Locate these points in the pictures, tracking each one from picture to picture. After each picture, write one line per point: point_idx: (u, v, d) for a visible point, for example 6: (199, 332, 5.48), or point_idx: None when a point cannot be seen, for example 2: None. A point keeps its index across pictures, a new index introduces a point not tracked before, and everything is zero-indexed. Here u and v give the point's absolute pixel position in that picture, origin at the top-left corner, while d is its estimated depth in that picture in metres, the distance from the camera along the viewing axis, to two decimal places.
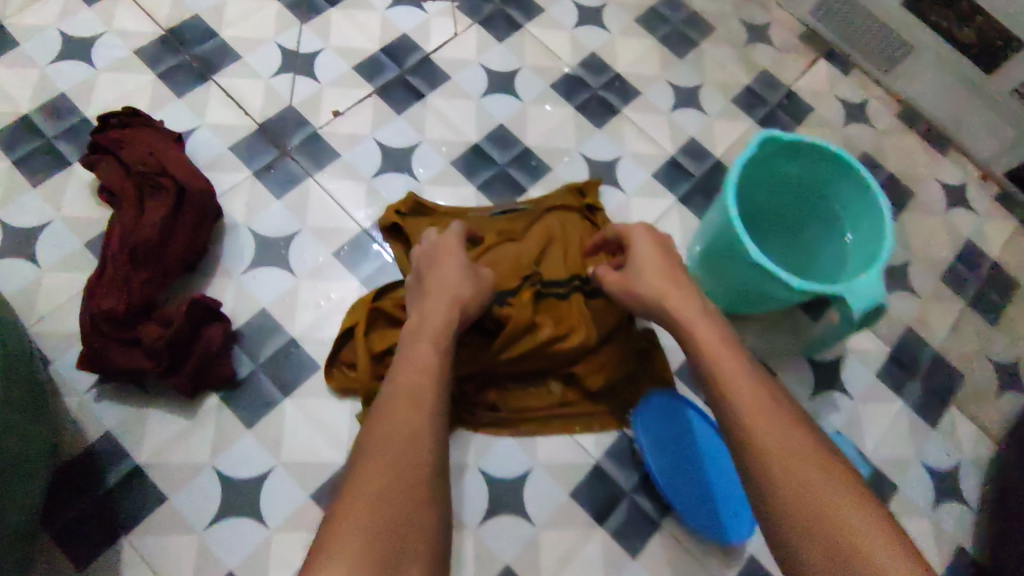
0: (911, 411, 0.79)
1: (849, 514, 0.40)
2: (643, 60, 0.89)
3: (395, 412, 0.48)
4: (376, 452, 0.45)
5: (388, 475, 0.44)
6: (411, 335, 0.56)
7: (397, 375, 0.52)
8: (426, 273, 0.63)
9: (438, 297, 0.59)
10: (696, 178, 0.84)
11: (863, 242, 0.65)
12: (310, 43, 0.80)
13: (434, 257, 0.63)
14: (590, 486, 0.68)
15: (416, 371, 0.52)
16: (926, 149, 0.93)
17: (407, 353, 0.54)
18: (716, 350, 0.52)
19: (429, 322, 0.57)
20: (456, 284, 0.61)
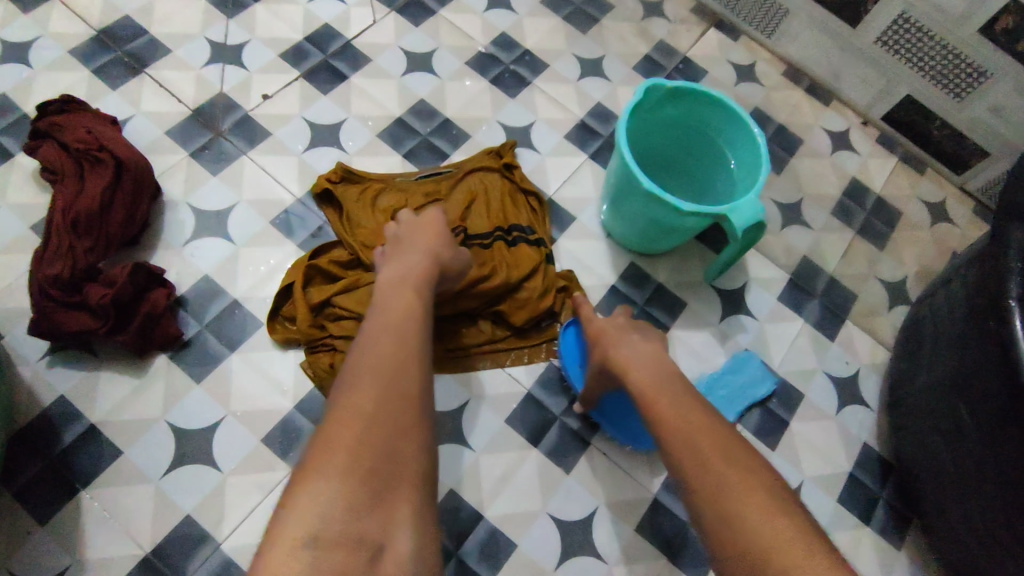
0: (811, 328, 0.86)
1: (755, 521, 0.44)
2: (550, 37, 0.98)
3: (381, 348, 0.51)
4: (362, 385, 0.48)
5: (376, 406, 0.46)
6: (394, 284, 0.59)
7: (382, 317, 0.55)
8: (405, 241, 0.66)
9: (417, 252, 0.64)
10: (604, 137, 0.92)
11: (745, 171, 0.74)
12: (237, 36, 0.86)
13: (416, 224, 0.68)
14: (524, 412, 0.73)
15: (398, 313, 0.55)
16: (811, 102, 1.04)
17: (391, 298, 0.57)
18: (647, 380, 0.57)
19: (408, 273, 0.61)
20: (432, 244, 0.66)
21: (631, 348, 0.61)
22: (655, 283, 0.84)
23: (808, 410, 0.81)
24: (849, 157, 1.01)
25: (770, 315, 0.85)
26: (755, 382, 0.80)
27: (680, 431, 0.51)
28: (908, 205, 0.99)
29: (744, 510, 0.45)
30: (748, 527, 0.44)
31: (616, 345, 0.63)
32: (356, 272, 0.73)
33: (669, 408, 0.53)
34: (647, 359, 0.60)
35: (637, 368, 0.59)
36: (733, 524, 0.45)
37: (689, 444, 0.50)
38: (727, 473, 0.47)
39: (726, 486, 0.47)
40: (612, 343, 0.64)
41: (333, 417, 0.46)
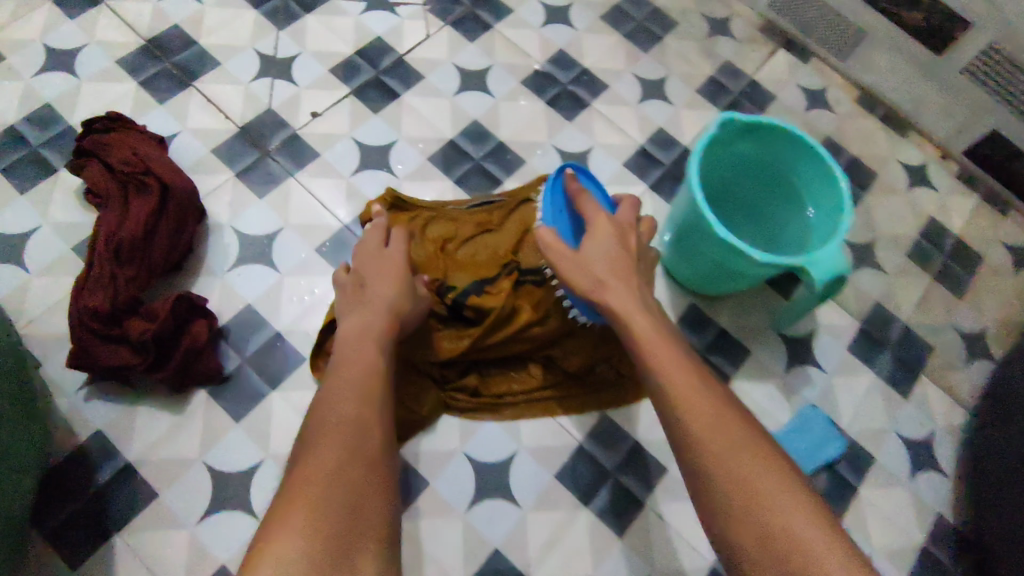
0: (882, 384, 0.81)
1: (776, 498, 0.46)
2: (610, 56, 0.92)
3: (338, 409, 0.52)
4: (322, 444, 0.49)
5: (333, 465, 0.48)
6: (354, 338, 0.58)
7: (345, 374, 0.55)
8: (366, 277, 0.64)
9: (370, 301, 0.62)
10: (665, 166, 0.86)
11: (824, 217, 0.68)
12: (287, 48, 0.83)
13: (372, 257, 0.66)
14: (575, 467, 0.69)
15: (359, 367, 0.56)
16: (886, 132, 0.97)
17: (353, 351, 0.58)
18: (657, 352, 0.55)
19: (376, 320, 0.61)
20: (389, 289, 0.63)
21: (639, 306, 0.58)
22: (716, 329, 0.79)
23: (876, 474, 0.76)
24: (925, 194, 0.94)
25: (839, 368, 0.80)
26: (824, 441, 0.75)
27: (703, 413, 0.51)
28: (990, 248, 0.92)
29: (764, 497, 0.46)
30: (768, 517, 0.46)
31: (603, 270, 0.60)
32: None
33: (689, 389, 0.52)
34: (635, 304, 0.57)
35: (640, 319, 0.56)
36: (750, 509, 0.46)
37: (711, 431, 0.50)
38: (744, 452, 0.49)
39: (747, 472, 0.48)
40: (595, 261, 0.60)
41: (294, 478, 0.47)
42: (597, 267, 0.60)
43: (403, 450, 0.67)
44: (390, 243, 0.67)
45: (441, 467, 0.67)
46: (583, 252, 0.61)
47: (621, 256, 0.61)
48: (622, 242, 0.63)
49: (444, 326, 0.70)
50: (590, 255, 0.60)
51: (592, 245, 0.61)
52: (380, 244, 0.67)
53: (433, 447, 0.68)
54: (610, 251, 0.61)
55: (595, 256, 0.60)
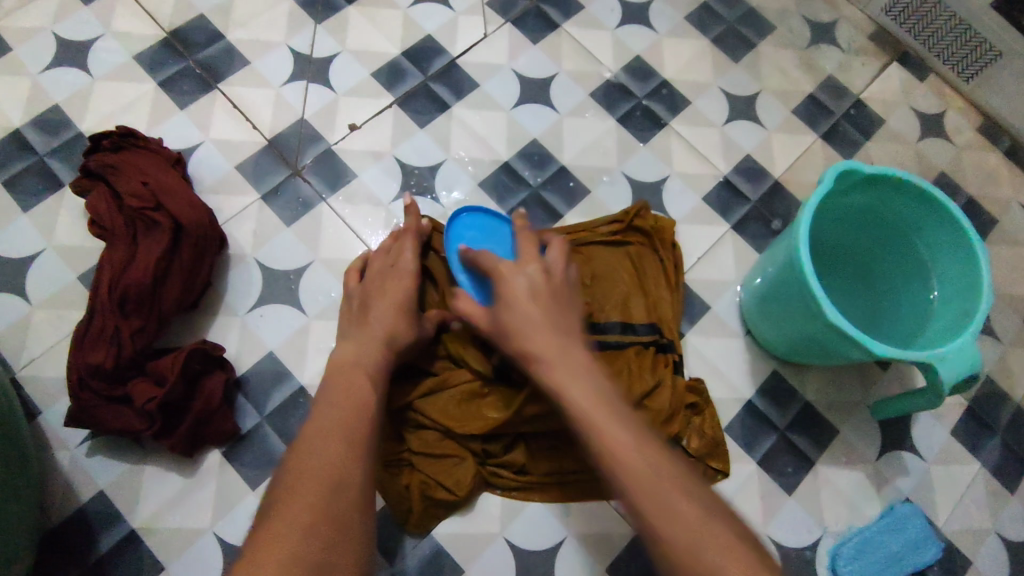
0: (989, 476, 0.68)
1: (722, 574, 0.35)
2: (694, 65, 0.79)
3: (319, 447, 0.44)
4: (298, 486, 0.42)
5: (317, 510, 0.41)
6: (343, 373, 0.51)
7: (321, 409, 0.48)
8: (370, 297, 0.57)
9: (374, 329, 0.55)
10: (753, 203, 0.74)
11: (950, 292, 0.59)
12: (325, 46, 0.72)
13: (383, 281, 0.58)
14: (630, 560, 0.61)
15: (345, 403, 0.48)
16: (1011, 167, 0.80)
17: (342, 381, 0.50)
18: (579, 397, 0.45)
19: (363, 356, 0.53)
20: (386, 322, 0.55)
21: (581, 381, 0.46)
22: (800, 402, 0.68)
23: None
24: None
25: (940, 455, 0.68)
26: (916, 543, 0.65)
27: (610, 431, 0.42)
28: None
29: (689, 520, 0.38)
30: (696, 544, 0.37)
31: (528, 337, 0.49)
32: (442, 363, 0.60)
33: (600, 412, 0.43)
34: (569, 370, 0.47)
35: (573, 382, 0.46)
36: (653, 527, 0.38)
37: (624, 450, 0.41)
38: (685, 515, 0.38)
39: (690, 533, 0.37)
40: (520, 326, 0.50)
41: (258, 536, 0.39)
42: (516, 334, 0.50)
43: (434, 532, 0.59)
44: (406, 259, 0.60)
45: (481, 552, 0.59)
46: (501, 314, 0.51)
47: (554, 319, 0.50)
48: (550, 300, 0.51)
49: (489, 391, 0.59)
50: (506, 316, 0.51)
51: (507, 308, 0.51)
52: (398, 259, 0.60)
53: (471, 531, 0.60)
54: (531, 308, 0.50)
55: (521, 313, 0.50)
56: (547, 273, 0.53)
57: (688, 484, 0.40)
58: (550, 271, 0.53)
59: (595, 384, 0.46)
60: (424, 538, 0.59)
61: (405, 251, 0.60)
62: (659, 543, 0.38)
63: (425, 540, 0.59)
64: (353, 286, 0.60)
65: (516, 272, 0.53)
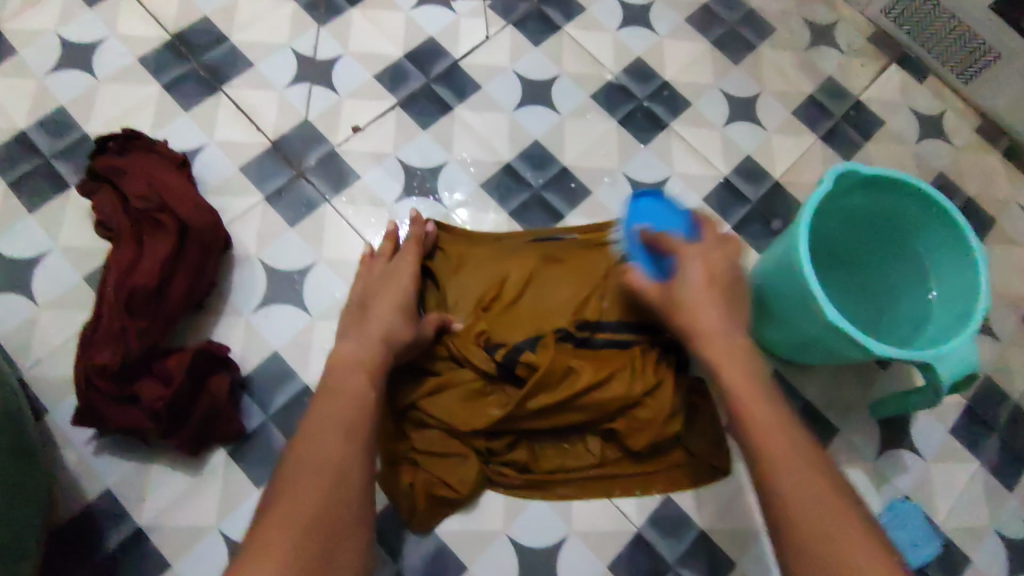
0: (987, 473, 0.69)
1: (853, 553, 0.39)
2: (694, 66, 0.80)
3: (320, 442, 0.45)
4: (297, 479, 0.43)
5: (309, 507, 0.42)
6: (343, 370, 0.51)
7: (324, 403, 0.48)
8: (372, 296, 0.58)
9: (375, 329, 0.55)
10: (753, 203, 0.75)
11: (948, 293, 0.59)
12: (328, 49, 0.73)
13: (385, 283, 0.59)
14: (631, 557, 0.61)
15: (346, 398, 0.49)
16: (1009, 168, 0.81)
17: (342, 376, 0.51)
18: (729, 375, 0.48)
19: (366, 355, 0.53)
20: (388, 322, 0.56)
21: (739, 362, 0.49)
22: (800, 401, 0.69)
23: None
24: None
25: (939, 453, 0.69)
26: (914, 541, 0.66)
27: (762, 418, 0.46)
28: None
29: (809, 500, 0.41)
30: (823, 525, 0.40)
31: (702, 318, 0.51)
32: (444, 363, 0.61)
33: (741, 380, 0.48)
34: (731, 352, 0.50)
35: (739, 361, 0.49)
36: (785, 500, 0.42)
37: (768, 430, 0.45)
38: (815, 489, 0.42)
39: (811, 512, 0.41)
40: (692, 306, 0.52)
41: (259, 526, 0.41)
42: (694, 316, 0.51)
43: (437, 530, 0.60)
44: (408, 263, 0.60)
45: (483, 550, 0.60)
46: (675, 292, 0.53)
47: (730, 303, 0.52)
48: (718, 286, 0.52)
49: (491, 389, 0.60)
50: (686, 294, 0.52)
51: (685, 287, 0.52)
52: (399, 261, 0.61)
53: (473, 529, 0.60)
54: (705, 292, 0.52)
55: (698, 296, 0.52)
56: (727, 261, 0.54)
57: (835, 482, 0.43)
58: (731, 260, 0.54)
59: (755, 371, 0.49)
60: (427, 536, 0.60)
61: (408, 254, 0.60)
62: (788, 518, 0.41)
63: (428, 538, 0.60)
64: (356, 286, 0.61)
65: (698, 254, 0.53)
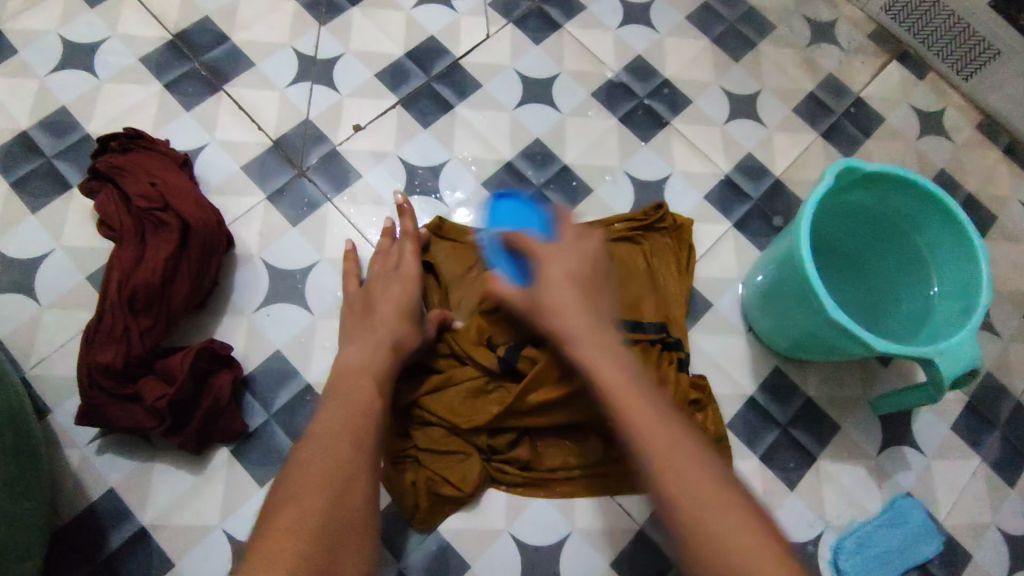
0: (989, 470, 0.69)
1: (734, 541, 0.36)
2: (695, 64, 0.80)
3: (330, 445, 0.46)
4: (308, 479, 0.43)
5: (322, 511, 0.42)
6: (350, 374, 0.52)
7: (332, 406, 0.49)
8: (375, 294, 0.58)
9: (379, 329, 0.56)
10: (754, 201, 0.75)
11: (950, 289, 0.59)
12: (329, 48, 0.73)
13: (389, 281, 0.59)
14: (633, 555, 0.61)
15: (354, 399, 0.50)
16: (1010, 165, 0.81)
17: (350, 379, 0.51)
18: (605, 369, 0.46)
19: (371, 356, 0.54)
20: (391, 323, 0.56)
21: (610, 356, 0.47)
22: (801, 398, 0.69)
23: None
24: None
25: (940, 450, 0.69)
26: (918, 537, 0.66)
27: (641, 413, 0.42)
28: None
29: (695, 482, 0.39)
30: (710, 518, 0.37)
31: (567, 317, 0.49)
32: (447, 361, 0.61)
33: (613, 373, 0.45)
34: (600, 345, 0.48)
35: (606, 357, 0.47)
36: (672, 494, 0.39)
37: (644, 417, 0.42)
38: (698, 470, 0.39)
39: (701, 505, 0.38)
40: (555, 307, 0.50)
41: (270, 523, 0.41)
42: (557, 315, 0.50)
43: (439, 528, 0.60)
44: (407, 261, 0.61)
45: (486, 548, 0.60)
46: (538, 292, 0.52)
47: (596, 300, 0.52)
48: (582, 286, 0.52)
49: (493, 386, 0.60)
50: (549, 295, 0.51)
51: (546, 287, 0.51)
52: (402, 260, 0.61)
53: (476, 527, 0.61)
54: (564, 290, 0.51)
55: (558, 294, 0.51)
56: (587, 261, 0.54)
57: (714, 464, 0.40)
58: (594, 259, 0.54)
59: (623, 363, 0.47)
60: (429, 534, 0.60)
61: (406, 253, 0.61)
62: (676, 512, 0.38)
63: (432, 536, 0.60)
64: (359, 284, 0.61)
65: (557, 255, 0.53)
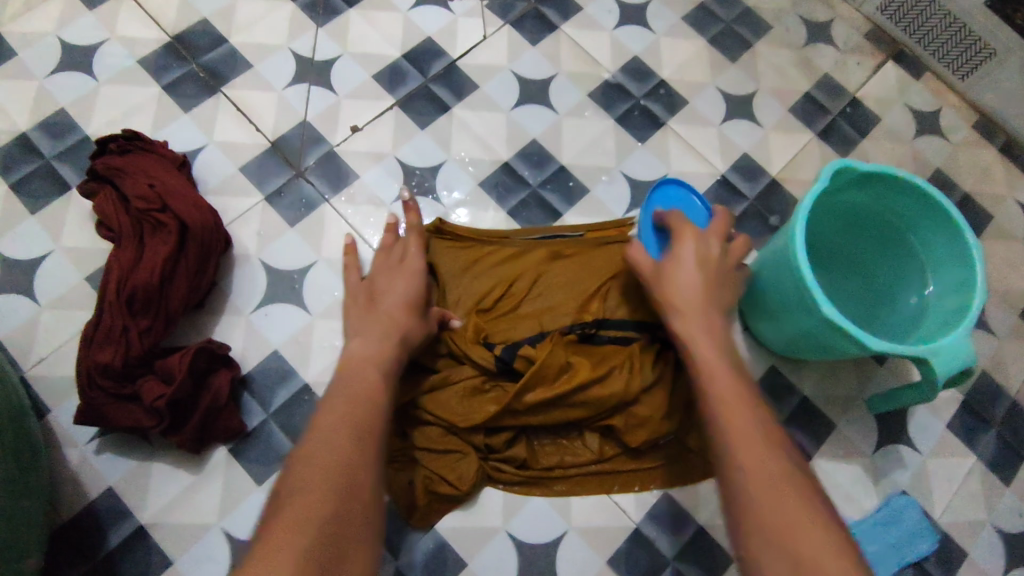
0: (984, 468, 0.69)
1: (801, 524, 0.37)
2: (691, 64, 0.80)
3: (334, 438, 0.46)
4: (311, 472, 0.43)
5: (327, 503, 0.41)
6: (355, 366, 0.52)
7: (335, 400, 0.49)
8: (378, 290, 0.58)
9: (381, 323, 0.55)
10: (750, 200, 0.75)
11: (945, 290, 0.59)
12: (327, 50, 0.73)
13: (391, 275, 0.59)
14: (629, 553, 0.61)
15: (356, 392, 0.50)
16: (1006, 165, 0.81)
17: (353, 372, 0.51)
18: (705, 356, 0.48)
19: (373, 350, 0.53)
20: (392, 318, 0.56)
21: (705, 339, 0.50)
22: (798, 397, 0.69)
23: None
24: None
25: (935, 448, 0.69)
26: (914, 535, 0.66)
27: (724, 396, 0.45)
28: None
29: (769, 468, 0.40)
30: (776, 501, 0.38)
31: (680, 292, 0.52)
32: (445, 361, 0.61)
33: (714, 363, 0.48)
34: (705, 326, 0.50)
35: (707, 341, 0.50)
36: (744, 476, 0.40)
37: (730, 403, 0.44)
38: (767, 457, 0.41)
39: (766, 486, 0.39)
40: (676, 283, 0.53)
41: (275, 517, 0.41)
42: (673, 287, 0.53)
43: (437, 526, 0.61)
44: (411, 255, 0.61)
45: (482, 547, 0.60)
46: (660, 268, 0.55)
47: (715, 288, 0.53)
48: (707, 271, 0.53)
49: (491, 385, 0.60)
50: (672, 270, 0.54)
51: (674, 264, 0.54)
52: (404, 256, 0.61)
53: (473, 526, 0.61)
54: (691, 270, 0.53)
55: (681, 271, 0.53)
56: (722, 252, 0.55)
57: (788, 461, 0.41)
58: (726, 251, 0.55)
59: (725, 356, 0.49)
60: (427, 533, 0.60)
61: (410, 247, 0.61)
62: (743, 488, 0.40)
63: (429, 535, 0.60)
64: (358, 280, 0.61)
65: (693, 239, 0.55)
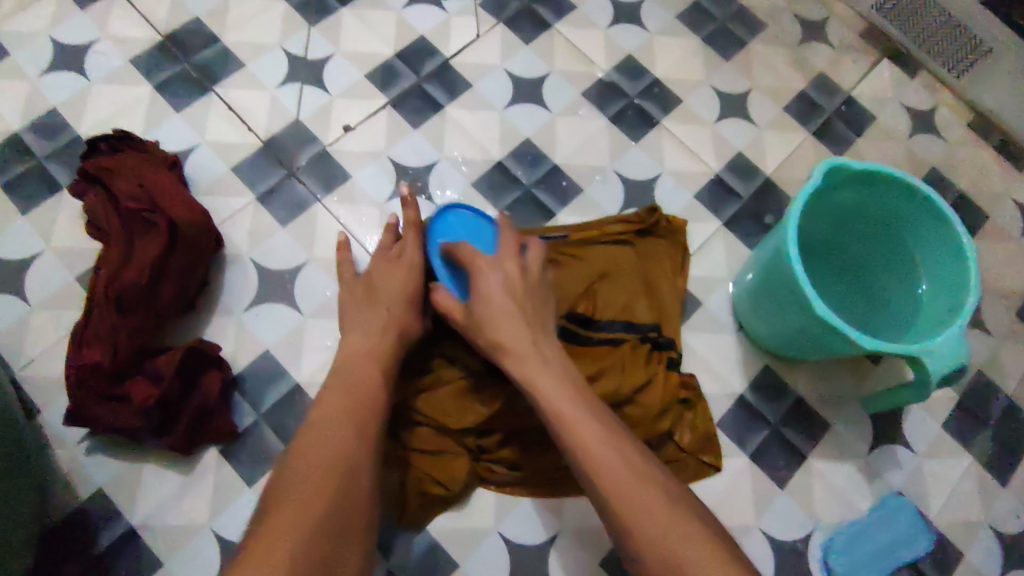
0: (980, 468, 0.69)
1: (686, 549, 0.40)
2: (685, 63, 0.80)
3: (331, 437, 0.46)
4: (307, 472, 0.44)
5: (323, 501, 0.42)
6: (352, 364, 0.52)
7: (331, 398, 0.49)
8: (375, 287, 0.58)
9: (378, 322, 0.56)
10: (744, 199, 0.75)
11: (940, 288, 0.59)
12: (320, 49, 0.73)
13: (390, 272, 0.59)
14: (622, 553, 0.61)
15: (352, 389, 0.50)
16: (1002, 163, 0.81)
17: (350, 370, 0.52)
18: (550, 390, 0.48)
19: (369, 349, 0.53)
20: (388, 315, 0.56)
21: (546, 372, 0.49)
22: (792, 397, 0.69)
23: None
24: None
25: (930, 448, 0.69)
26: (910, 536, 0.66)
27: (582, 431, 0.45)
28: None
29: (648, 502, 0.42)
30: (662, 537, 0.40)
31: (498, 329, 0.52)
32: (438, 360, 0.61)
33: (564, 402, 0.47)
34: (539, 363, 0.50)
35: (546, 376, 0.49)
36: (624, 519, 0.42)
37: (585, 438, 0.45)
38: (645, 491, 0.43)
39: (650, 526, 0.41)
40: (491, 320, 0.52)
41: (271, 515, 0.42)
42: (491, 326, 0.52)
43: (428, 526, 0.60)
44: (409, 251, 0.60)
45: (475, 547, 0.60)
46: (476, 304, 0.54)
47: (528, 311, 0.53)
48: (520, 301, 0.54)
49: (481, 386, 0.60)
50: (487, 310, 0.53)
51: (483, 304, 0.53)
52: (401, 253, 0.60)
53: (465, 526, 0.61)
54: (502, 305, 0.53)
55: (494, 308, 0.52)
56: (520, 273, 0.55)
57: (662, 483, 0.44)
58: (523, 268, 0.56)
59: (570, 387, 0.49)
60: (419, 534, 0.60)
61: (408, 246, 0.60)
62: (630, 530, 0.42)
63: (420, 535, 0.60)
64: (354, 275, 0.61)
65: (493, 269, 0.55)
